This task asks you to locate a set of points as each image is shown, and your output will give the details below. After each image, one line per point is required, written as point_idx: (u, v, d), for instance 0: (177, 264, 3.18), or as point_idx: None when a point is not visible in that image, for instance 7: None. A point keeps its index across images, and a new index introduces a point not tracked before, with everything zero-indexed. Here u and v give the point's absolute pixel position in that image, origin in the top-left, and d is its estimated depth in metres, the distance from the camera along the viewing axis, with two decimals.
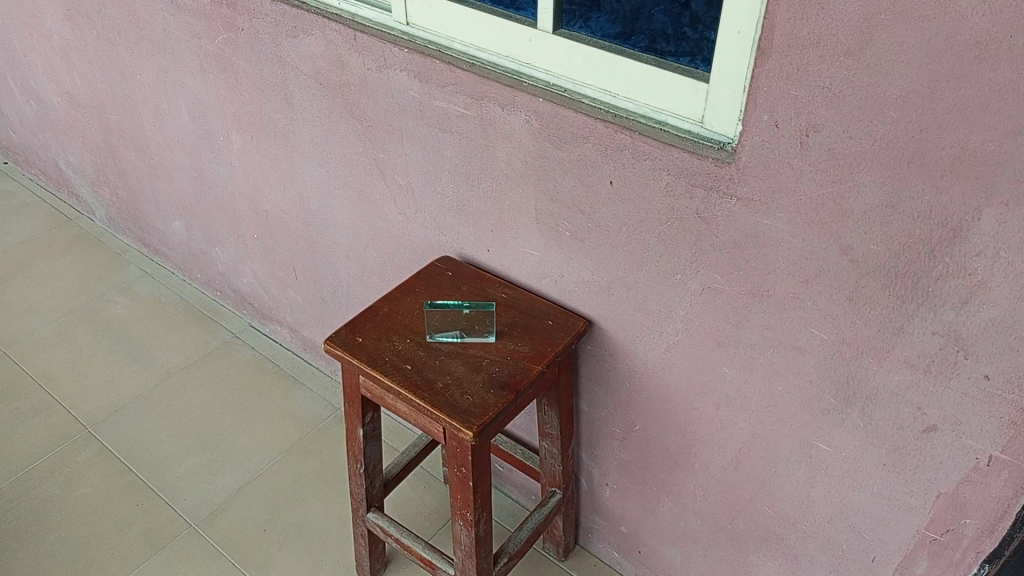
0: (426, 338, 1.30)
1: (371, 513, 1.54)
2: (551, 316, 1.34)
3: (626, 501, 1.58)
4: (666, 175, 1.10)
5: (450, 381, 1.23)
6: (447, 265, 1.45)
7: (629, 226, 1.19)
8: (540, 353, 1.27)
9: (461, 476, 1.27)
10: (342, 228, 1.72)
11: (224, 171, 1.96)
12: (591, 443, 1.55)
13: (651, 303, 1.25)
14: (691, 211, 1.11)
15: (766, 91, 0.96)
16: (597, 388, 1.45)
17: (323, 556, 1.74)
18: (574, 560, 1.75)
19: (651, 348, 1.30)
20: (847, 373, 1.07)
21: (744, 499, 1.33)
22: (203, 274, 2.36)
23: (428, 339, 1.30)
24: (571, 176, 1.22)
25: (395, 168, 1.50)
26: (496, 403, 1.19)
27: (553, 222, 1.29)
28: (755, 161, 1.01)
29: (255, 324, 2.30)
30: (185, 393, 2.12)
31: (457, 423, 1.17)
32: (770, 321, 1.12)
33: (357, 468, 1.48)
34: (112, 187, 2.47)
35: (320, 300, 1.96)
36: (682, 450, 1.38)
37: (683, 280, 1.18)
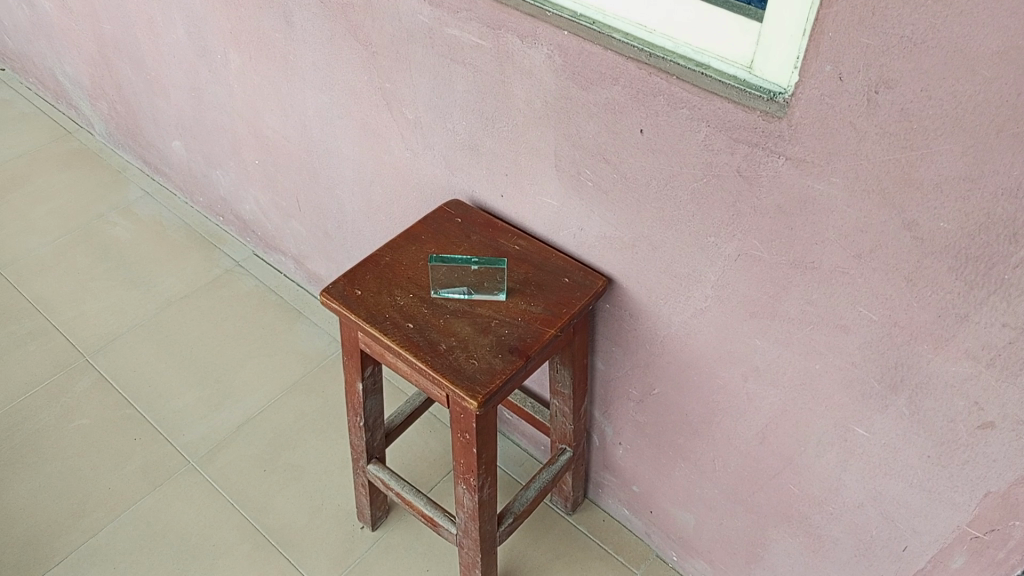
0: (430, 294, 1.19)
1: (372, 465, 1.47)
2: (567, 273, 1.23)
3: (639, 461, 1.50)
4: (704, 127, 0.97)
5: (456, 343, 1.13)
6: (456, 210, 1.33)
7: (659, 181, 1.07)
8: (554, 315, 1.16)
9: (465, 442, 1.18)
10: (347, 160, 1.60)
11: (222, 91, 1.82)
12: (605, 401, 1.47)
13: (679, 264, 1.13)
14: (731, 168, 0.98)
15: (831, 37, 0.82)
16: (614, 347, 1.35)
17: (323, 501, 1.69)
18: (582, 514, 1.69)
19: (677, 312, 1.19)
20: (895, 358, 0.96)
21: (768, 474, 1.25)
22: (204, 198, 2.25)
23: (432, 295, 1.19)
24: (596, 121, 1.08)
25: (402, 100, 1.36)
26: (504, 371, 1.10)
27: (574, 170, 1.16)
28: (811, 118, 0.87)
29: (259, 253, 2.20)
30: (186, 322, 2.04)
31: (461, 392, 1.07)
32: (813, 295, 1.00)
33: (356, 421, 1.40)
34: (110, 102, 2.34)
35: (325, 235, 1.85)
36: (702, 418, 1.29)
37: (716, 243, 1.06)
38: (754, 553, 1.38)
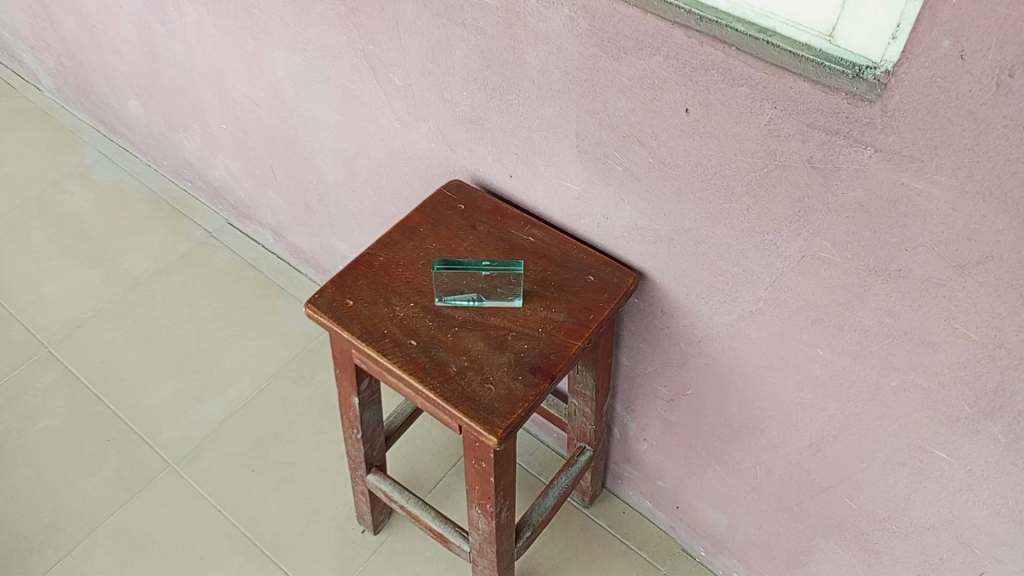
0: (434, 302, 1.02)
1: (372, 474, 1.33)
2: (591, 269, 1.05)
3: (666, 458, 1.37)
4: (770, 108, 0.79)
5: (467, 364, 0.97)
6: (458, 195, 1.15)
7: (706, 169, 0.89)
8: (579, 323, 1.00)
9: (481, 469, 1.03)
10: (326, 129, 1.40)
11: (179, 48, 1.60)
12: (629, 397, 1.32)
13: (727, 263, 0.96)
14: (801, 158, 0.80)
15: (954, 5, 0.64)
16: (642, 344, 1.19)
17: (320, 503, 1.55)
18: (600, 507, 1.57)
19: (720, 314, 1.03)
20: (996, 382, 0.81)
21: (820, 487, 1.11)
22: (168, 163, 2.04)
23: (437, 303, 1.02)
24: (629, 98, 0.90)
25: (389, 66, 1.16)
26: (526, 397, 0.94)
27: (600, 152, 0.98)
28: (914, 104, 0.70)
29: (233, 222, 2.00)
30: (157, 304, 1.86)
31: (477, 426, 0.92)
32: (894, 307, 0.84)
33: (352, 433, 1.25)
34: (55, 55, 2.09)
35: (306, 207, 1.67)
36: (744, 424, 1.15)
37: (775, 242, 0.90)
38: (796, 560, 1.27)
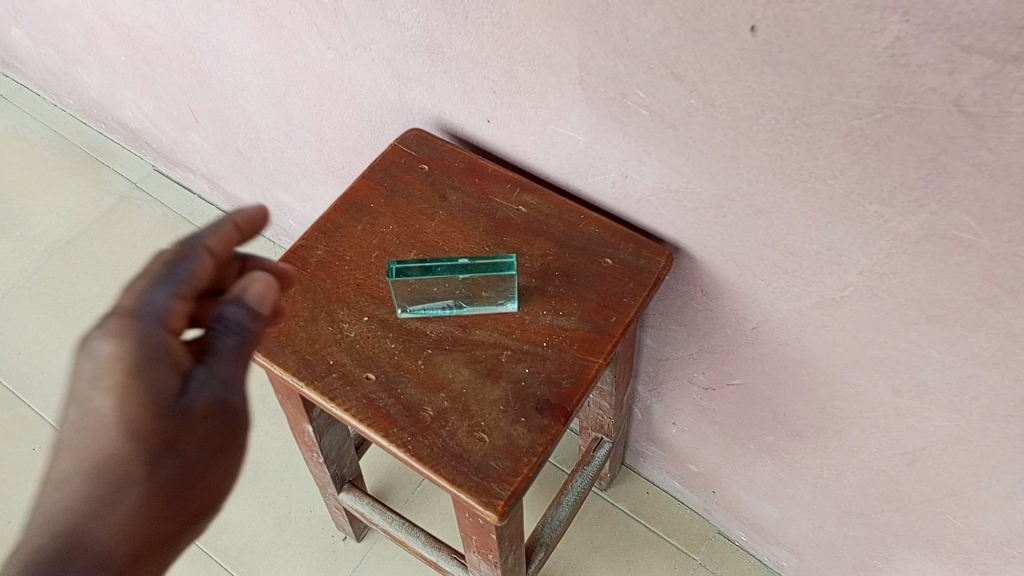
0: (396, 314, 0.75)
1: (345, 493, 1.09)
2: (607, 249, 0.78)
3: (702, 444, 1.13)
4: (897, 22, 0.50)
5: (448, 404, 0.70)
6: (419, 151, 0.85)
7: (778, 115, 0.60)
8: (596, 330, 0.74)
9: (477, 524, 0.79)
10: (243, 61, 1.08)
11: None
12: (655, 379, 1.07)
13: (801, 239, 0.68)
14: (942, 98, 0.52)
15: None
16: (672, 326, 0.93)
17: (291, 508, 1.32)
18: (619, 489, 1.35)
19: (785, 299, 0.76)
20: None
21: (910, 497, 0.87)
22: (74, 102, 1.69)
23: (400, 315, 0.75)
24: (660, 12, 0.60)
25: None
26: (533, 450, 0.68)
27: (614, 91, 0.68)
28: None
29: (161, 169, 1.69)
30: (78, 278, 1.56)
31: (470, 499, 0.66)
32: None
33: (313, 457, 1.00)
34: None
35: (238, 154, 1.35)
36: (810, 422, 0.90)
37: (881, 215, 0.61)
38: (866, 561, 1.05)
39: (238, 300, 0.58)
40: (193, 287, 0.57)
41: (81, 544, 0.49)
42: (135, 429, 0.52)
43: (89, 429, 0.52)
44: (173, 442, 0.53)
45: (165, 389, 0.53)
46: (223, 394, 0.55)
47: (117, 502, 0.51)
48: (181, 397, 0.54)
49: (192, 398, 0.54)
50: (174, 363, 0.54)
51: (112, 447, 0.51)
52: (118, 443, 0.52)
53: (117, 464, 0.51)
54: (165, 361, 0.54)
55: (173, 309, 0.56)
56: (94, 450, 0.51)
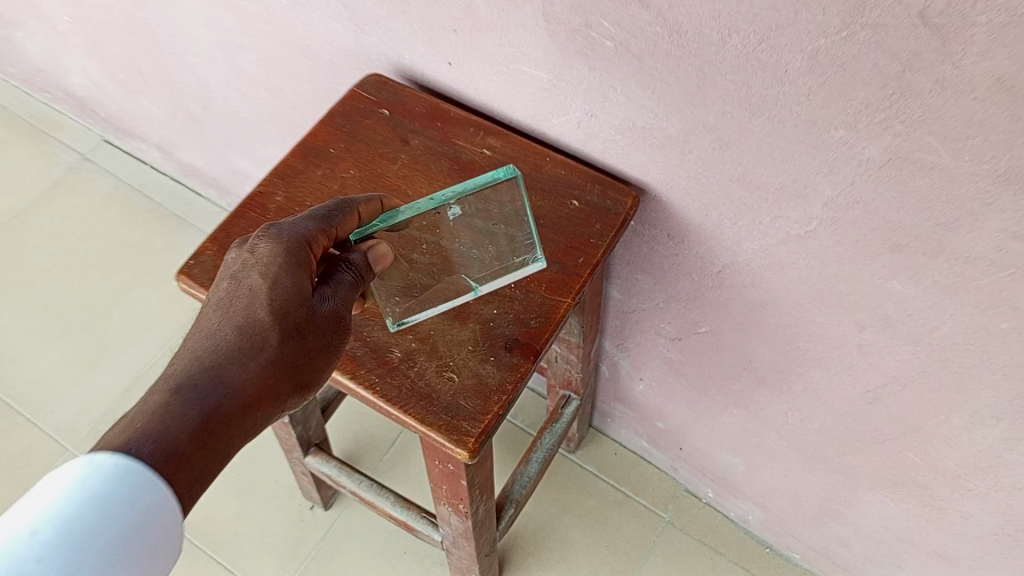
0: (390, 327, 0.70)
1: (311, 456, 1.07)
2: (574, 192, 0.77)
3: (669, 399, 1.13)
4: None
5: (417, 346, 0.69)
6: (378, 96, 0.83)
7: (741, 38, 0.60)
8: (567, 271, 0.73)
9: (447, 473, 0.78)
10: (193, 13, 1.04)
11: None
12: (622, 333, 1.06)
13: (767, 172, 0.68)
14: (907, 9, 0.51)
15: None
16: (637, 275, 0.93)
17: (257, 479, 1.30)
18: (587, 450, 1.35)
19: (752, 238, 0.76)
20: None
21: (874, 439, 0.89)
22: (15, 69, 1.63)
23: (395, 327, 0.70)
24: None
25: None
26: (504, 388, 0.67)
27: (578, 21, 0.67)
28: None
29: (110, 139, 1.63)
30: (28, 251, 1.51)
31: (440, 438, 0.65)
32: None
33: (278, 416, 0.98)
34: None
35: (190, 117, 1.32)
36: (777, 366, 0.90)
37: (847, 140, 0.61)
38: (831, 509, 1.06)
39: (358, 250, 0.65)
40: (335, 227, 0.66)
41: (213, 380, 0.57)
42: (274, 305, 0.59)
43: (235, 305, 0.60)
44: (305, 328, 0.60)
45: (303, 289, 0.61)
46: (347, 310, 0.63)
47: (261, 371, 0.58)
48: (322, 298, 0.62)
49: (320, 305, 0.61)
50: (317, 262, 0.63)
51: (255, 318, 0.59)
52: (258, 306, 0.59)
53: (254, 328, 0.59)
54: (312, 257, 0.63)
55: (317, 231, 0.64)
56: (241, 309, 0.60)
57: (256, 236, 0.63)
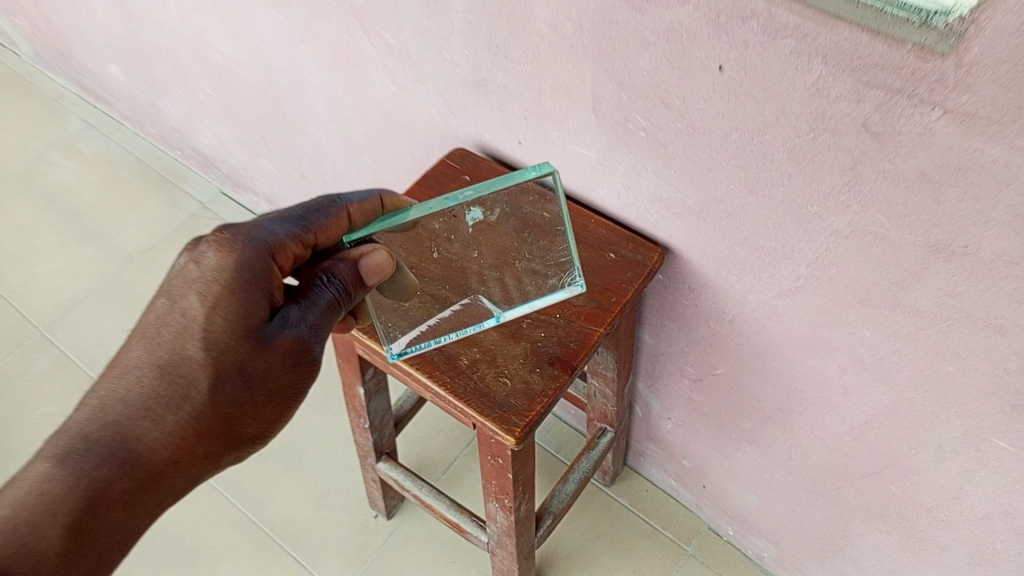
0: (389, 354, 0.89)
1: (382, 462, 1.26)
2: (613, 247, 0.96)
3: (692, 438, 1.29)
4: (818, 63, 0.69)
5: (480, 357, 0.89)
6: (462, 165, 1.05)
7: (739, 135, 0.79)
8: (602, 307, 0.92)
9: (496, 467, 0.96)
10: (317, 93, 1.29)
11: (155, 7, 1.48)
12: (652, 375, 1.24)
13: (763, 237, 0.87)
14: (854, 120, 0.70)
15: None
16: (665, 321, 1.11)
17: (330, 487, 1.49)
18: (621, 486, 1.50)
19: (754, 291, 0.94)
20: None
21: (861, 472, 1.03)
22: (155, 129, 1.93)
23: (392, 355, 0.89)
24: (653, 53, 0.79)
25: (381, 22, 1.05)
26: (545, 392, 0.86)
27: (619, 115, 0.88)
28: (996, 56, 0.59)
29: (227, 191, 1.91)
30: (153, 281, 1.77)
31: (493, 426, 0.84)
32: (956, 287, 0.75)
33: (359, 422, 1.18)
34: (28, 18, 1.96)
35: (300, 175, 1.57)
36: (779, 405, 1.06)
37: (820, 214, 0.80)
38: (831, 544, 1.19)
39: (341, 263, 0.78)
40: (316, 233, 0.81)
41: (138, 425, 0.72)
42: (216, 346, 0.74)
43: (169, 324, 0.75)
44: (246, 359, 0.75)
45: (253, 322, 0.75)
46: (301, 330, 0.76)
47: (178, 399, 0.73)
48: (268, 326, 0.75)
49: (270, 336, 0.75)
50: (275, 289, 0.77)
51: (189, 347, 0.74)
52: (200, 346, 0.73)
53: (196, 362, 0.73)
54: (269, 284, 0.76)
55: (284, 246, 0.78)
56: (183, 342, 0.74)
57: (206, 251, 0.76)
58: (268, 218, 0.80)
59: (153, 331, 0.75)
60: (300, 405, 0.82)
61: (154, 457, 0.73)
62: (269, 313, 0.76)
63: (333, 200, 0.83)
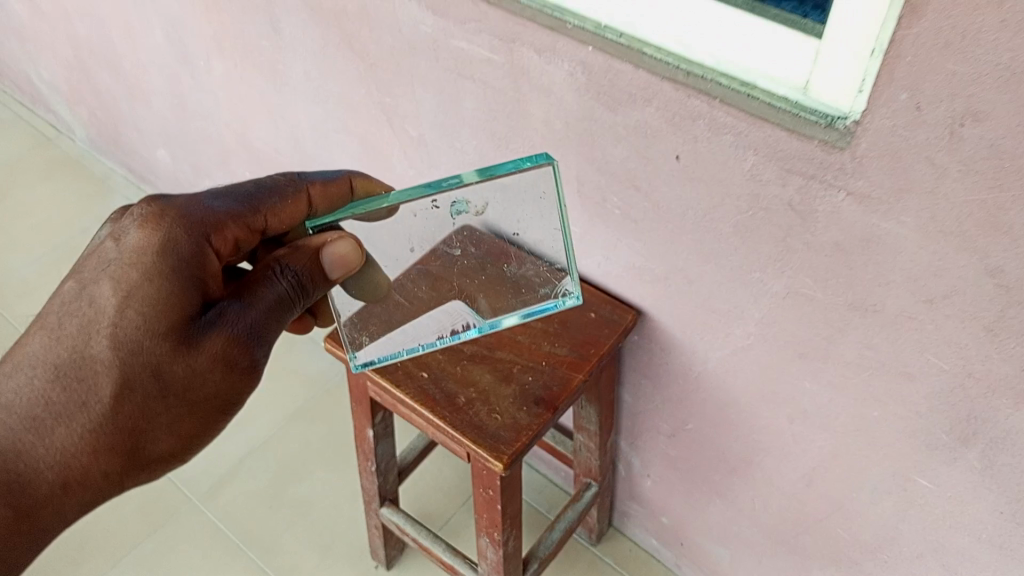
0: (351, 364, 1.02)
1: (385, 507, 1.37)
2: (593, 307, 1.11)
3: (669, 494, 1.41)
4: (751, 154, 0.86)
5: (475, 395, 1.04)
6: None
7: (695, 213, 0.96)
8: (582, 357, 1.07)
9: (487, 498, 1.09)
10: None
11: (208, 100, 1.70)
12: (632, 433, 1.37)
13: (719, 300, 1.03)
14: (782, 200, 0.87)
15: (908, 62, 0.70)
16: (641, 380, 1.26)
17: (334, 538, 1.60)
18: (607, 544, 1.61)
19: (714, 349, 1.09)
20: (969, 411, 0.87)
21: (814, 518, 1.16)
22: None
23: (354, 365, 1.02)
24: (625, 145, 0.98)
25: (405, 117, 1.25)
26: (531, 426, 1.00)
27: (599, 196, 1.06)
28: (880, 150, 0.76)
29: None
30: None
31: (485, 452, 0.98)
32: (873, 340, 0.90)
33: (367, 465, 1.32)
34: (89, 108, 2.20)
35: None
36: (741, 456, 1.20)
37: (763, 279, 0.96)
38: None
39: (286, 263, 0.86)
40: (267, 213, 0.92)
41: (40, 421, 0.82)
42: (125, 349, 0.81)
43: (83, 313, 0.83)
44: (157, 365, 0.82)
45: (175, 322, 0.82)
46: (226, 329, 0.84)
47: (81, 400, 0.82)
48: (184, 329, 0.83)
49: (188, 336, 0.83)
50: (196, 289, 0.84)
51: (104, 347, 0.82)
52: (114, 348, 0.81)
53: (106, 362, 0.81)
54: (189, 283, 0.84)
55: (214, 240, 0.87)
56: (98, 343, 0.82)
57: (133, 237, 0.84)
58: (213, 200, 0.89)
59: (58, 319, 0.84)
60: (219, 408, 0.88)
61: (36, 475, 0.84)
62: (193, 313, 0.84)
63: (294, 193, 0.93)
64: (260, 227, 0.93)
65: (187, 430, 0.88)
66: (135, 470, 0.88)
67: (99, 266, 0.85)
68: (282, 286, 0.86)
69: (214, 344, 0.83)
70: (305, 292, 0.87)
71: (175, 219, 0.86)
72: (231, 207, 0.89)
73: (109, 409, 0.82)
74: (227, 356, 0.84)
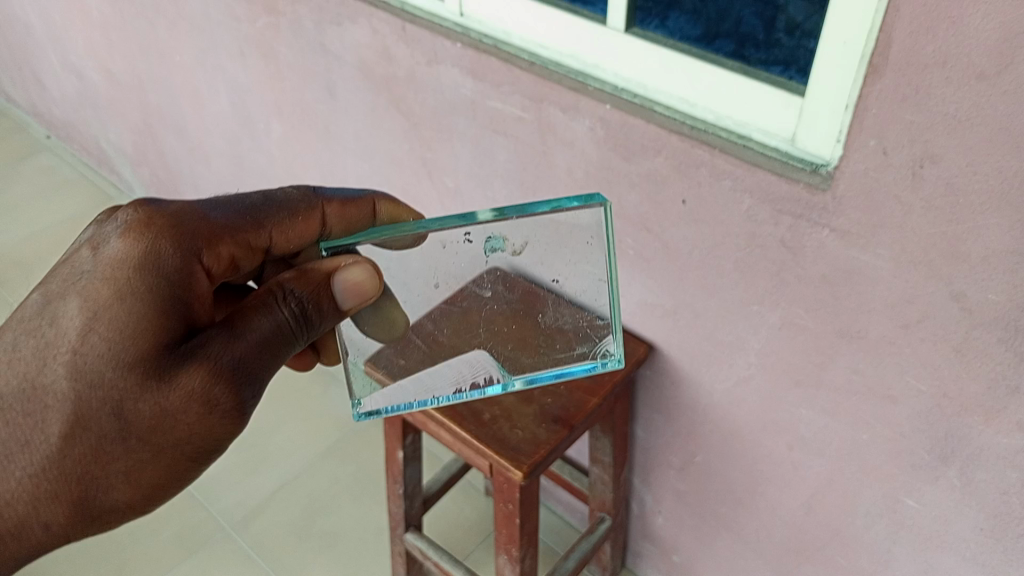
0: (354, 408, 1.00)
1: (409, 533, 1.46)
2: None
3: (679, 530, 1.48)
4: (747, 198, 0.98)
5: (499, 413, 1.16)
6: None
7: (700, 251, 1.09)
8: (597, 383, 1.17)
9: (507, 513, 1.18)
10: None
11: (264, 159, 1.87)
12: (645, 470, 1.46)
13: (723, 333, 1.14)
14: (775, 238, 0.99)
15: (875, 113, 0.83)
16: (653, 414, 1.35)
17: (359, 568, 1.68)
18: None
19: (719, 381, 1.19)
20: (947, 430, 0.96)
21: (814, 546, 1.23)
22: None
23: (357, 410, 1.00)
24: (638, 191, 1.11)
25: (444, 169, 1.40)
26: (548, 440, 1.12)
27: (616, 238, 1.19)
28: (856, 191, 0.88)
29: None
30: None
31: (506, 462, 1.10)
32: (859, 365, 1.00)
33: (395, 488, 1.43)
34: (151, 168, 2.39)
35: None
36: (746, 487, 1.28)
37: (761, 311, 1.07)
38: None
39: (286, 284, 0.84)
40: (274, 229, 0.93)
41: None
42: (84, 375, 0.78)
43: (47, 331, 0.80)
44: (117, 395, 0.78)
45: (152, 344, 0.78)
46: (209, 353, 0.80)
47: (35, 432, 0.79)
48: (157, 358, 0.78)
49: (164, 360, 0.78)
50: (181, 313, 0.81)
51: (62, 374, 0.78)
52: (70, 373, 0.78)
53: (65, 390, 0.78)
54: (170, 308, 0.80)
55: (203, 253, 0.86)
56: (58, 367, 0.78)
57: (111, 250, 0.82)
58: (212, 214, 0.89)
59: (15, 339, 0.81)
60: (183, 448, 0.83)
61: None
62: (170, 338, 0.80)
63: (306, 208, 0.94)
64: (264, 243, 0.93)
65: (144, 479, 0.83)
66: (84, 516, 0.84)
67: (69, 280, 0.81)
68: (277, 317, 0.82)
69: (191, 379, 0.78)
70: (303, 322, 0.84)
71: (164, 231, 0.83)
72: (230, 219, 0.89)
73: (58, 449, 0.79)
74: (205, 395, 0.79)
